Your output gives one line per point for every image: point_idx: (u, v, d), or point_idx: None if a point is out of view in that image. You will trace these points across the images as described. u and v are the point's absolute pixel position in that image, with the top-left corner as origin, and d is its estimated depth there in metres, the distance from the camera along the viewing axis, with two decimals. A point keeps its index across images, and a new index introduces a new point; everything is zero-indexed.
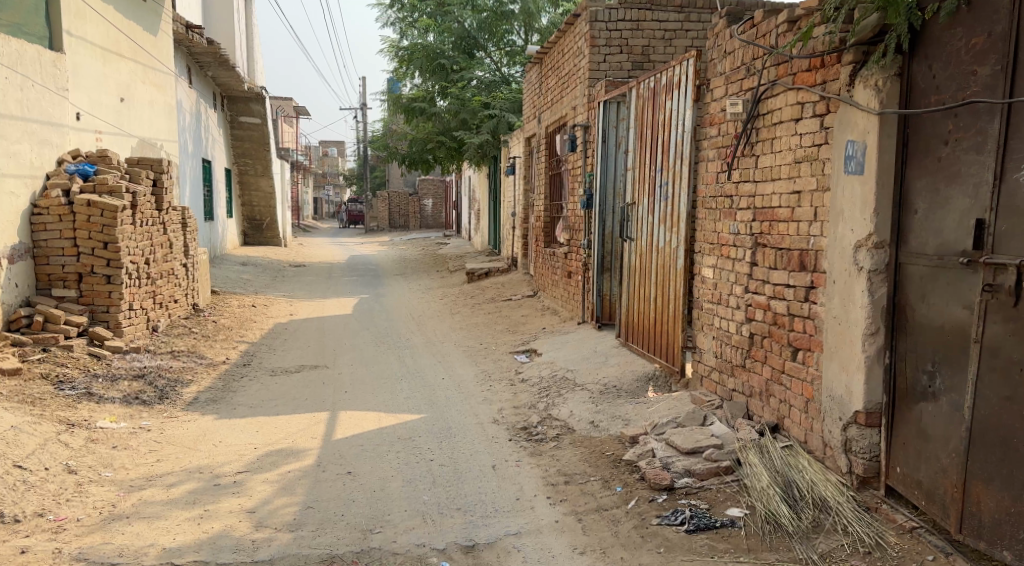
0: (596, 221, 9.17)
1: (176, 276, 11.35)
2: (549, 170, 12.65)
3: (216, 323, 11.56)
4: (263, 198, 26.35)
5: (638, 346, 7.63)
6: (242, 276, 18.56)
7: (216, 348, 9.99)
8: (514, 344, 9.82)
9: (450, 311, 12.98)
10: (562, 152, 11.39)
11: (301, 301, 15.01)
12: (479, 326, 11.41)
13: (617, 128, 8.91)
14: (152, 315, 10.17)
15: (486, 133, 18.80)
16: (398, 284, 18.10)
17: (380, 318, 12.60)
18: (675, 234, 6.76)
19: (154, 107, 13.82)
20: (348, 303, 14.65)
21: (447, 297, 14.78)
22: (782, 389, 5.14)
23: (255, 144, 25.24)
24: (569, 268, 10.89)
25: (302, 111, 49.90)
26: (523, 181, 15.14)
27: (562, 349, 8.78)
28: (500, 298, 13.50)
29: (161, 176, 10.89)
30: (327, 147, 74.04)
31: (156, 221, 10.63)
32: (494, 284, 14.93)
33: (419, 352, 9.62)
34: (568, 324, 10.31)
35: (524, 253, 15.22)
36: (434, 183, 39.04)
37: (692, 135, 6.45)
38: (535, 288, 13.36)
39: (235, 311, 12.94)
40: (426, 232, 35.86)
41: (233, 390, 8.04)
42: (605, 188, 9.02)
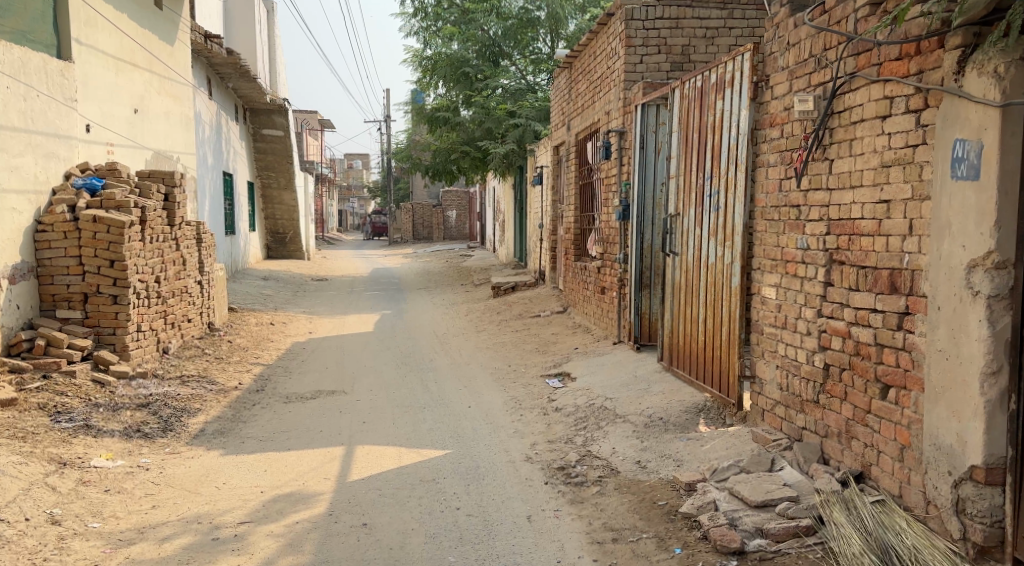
0: (633, 234, 8.46)
1: (189, 294, 10.72)
2: (579, 179, 11.94)
3: (231, 343, 10.94)
4: (286, 211, 25.86)
5: (684, 372, 6.91)
6: (262, 291, 17.96)
7: (230, 371, 9.25)
8: (545, 365, 9.12)
9: (475, 328, 12.30)
10: (593, 160, 10.68)
11: (322, 318, 14.39)
12: (506, 344, 10.71)
13: (656, 133, 8.20)
14: (161, 337, 9.52)
15: (512, 142, 18.20)
16: (421, 298, 17.46)
17: (403, 337, 11.94)
18: (728, 250, 6.06)
19: (171, 119, 13.04)
20: (369, 320, 14.02)
21: (472, 312, 14.11)
22: (868, 431, 4.44)
23: (278, 157, 24.75)
24: (602, 284, 10.17)
25: (327, 124, 49.68)
26: (551, 191, 14.45)
27: (599, 373, 8.08)
28: (528, 315, 12.80)
29: (174, 189, 10.07)
30: (351, 159, 73.81)
31: (168, 236, 9.99)
32: (521, 299, 14.24)
33: (445, 375, 8.92)
34: (601, 344, 9.61)
35: (552, 266, 14.53)
36: (457, 194, 38.49)
37: (749, 137, 5.74)
38: (564, 303, 12.66)
39: (252, 329, 12.33)
40: (449, 244, 35.30)
41: (245, 419, 7.33)
42: (643, 197, 8.31)
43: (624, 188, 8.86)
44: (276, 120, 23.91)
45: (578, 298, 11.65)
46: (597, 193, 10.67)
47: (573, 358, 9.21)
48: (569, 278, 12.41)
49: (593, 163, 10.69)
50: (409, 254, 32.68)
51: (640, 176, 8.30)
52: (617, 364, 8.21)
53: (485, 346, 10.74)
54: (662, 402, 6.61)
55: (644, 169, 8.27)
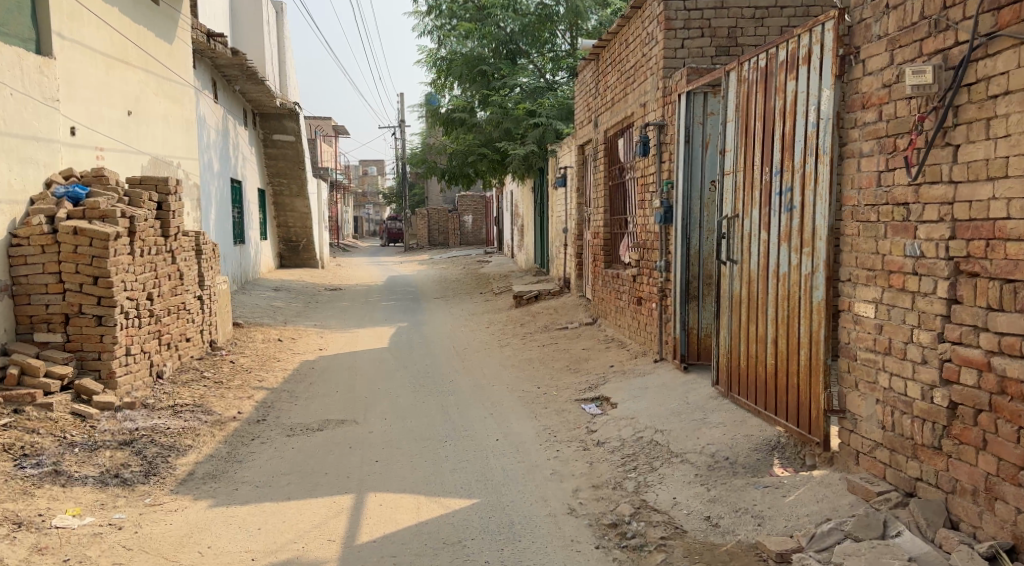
0: (677, 239, 7.47)
1: (187, 311, 9.82)
2: (608, 180, 10.94)
3: (234, 364, 10.04)
4: (299, 219, 25.00)
5: (748, 400, 5.94)
6: (272, 303, 17.08)
7: (229, 397, 8.33)
8: (580, 385, 8.17)
9: (498, 343, 11.35)
10: (624, 158, 9.67)
11: (334, 333, 13.49)
12: (534, 360, 9.77)
13: (704, 125, 7.22)
14: (155, 360, 8.61)
15: (532, 143, 17.14)
16: (439, 309, 16.51)
17: (421, 352, 11.01)
18: (806, 258, 5.12)
19: (171, 122, 12.11)
20: (384, 334, 13.09)
21: (494, 325, 13.14)
22: (1021, 493, 3.70)
23: (290, 163, 23.89)
24: (639, 294, 9.18)
25: (340, 130, 48.92)
26: (576, 193, 13.46)
27: (644, 394, 7.13)
28: (555, 327, 11.82)
29: (168, 198, 9.11)
30: (366, 166, 73.03)
31: (163, 249, 9.07)
32: (546, 309, 13.26)
33: (468, 400, 7.99)
34: (640, 360, 8.64)
35: (578, 273, 13.53)
36: (474, 199, 37.54)
37: (833, 122, 4.78)
38: (594, 314, 11.67)
39: (258, 347, 11.43)
40: (465, 250, 34.35)
41: (243, 458, 6.42)
42: (689, 197, 7.33)
43: (664, 186, 7.87)
44: (287, 124, 23.05)
45: (611, 309, 10.66)
46: (629, 195, 9.66)
47: (611, 377, 8.25)
48: (599, 287, 11.42)
49: (624, 162, 9.66)
50: (425, 261, 31.75)
51: (685, 173, 7.33)
52: (663, 386, 7.26)
53: (512, 363, 9.80)
54: (724, 436, 5.68)
55: (690, 165, 7.29)
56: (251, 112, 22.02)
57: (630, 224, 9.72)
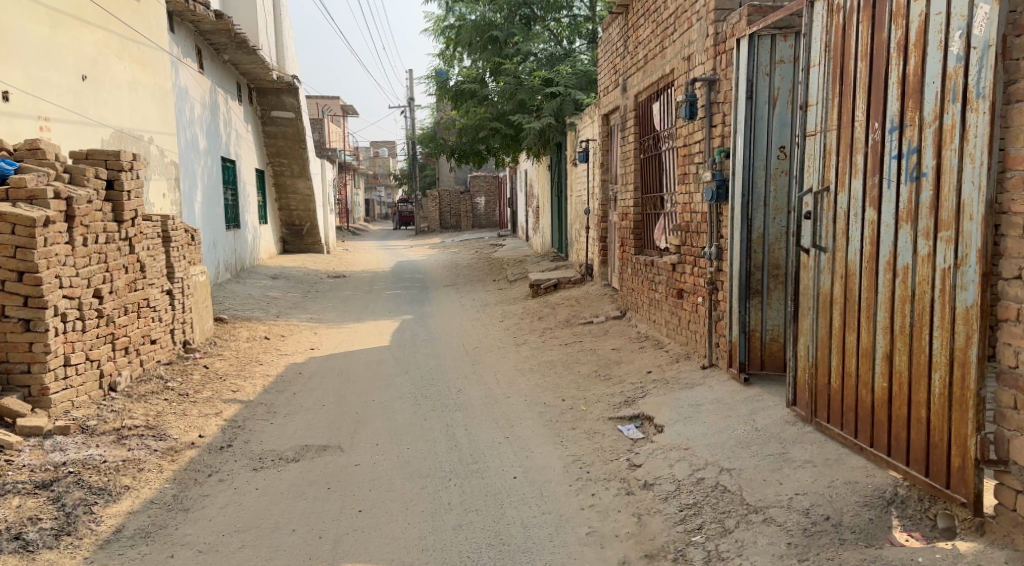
0: (734, 221, 6.00)
1: (151, 308, 8.48)
2: (639, 154, 9.50)
3: (208, 370, 8.69)
4: (302, 201, 23.64)
5: (844, 433, 4.51)
6: (268, 294, 15.72)
7: (193, 415, 6.98)
8: (612, 397, 6.78)
9: (513, 340, 9.97)
10: (660, 125, 8.22)
11: (331, 327, 12.13)
12: (556, 363, 8.38)
13: (771, 76, 5.75)
14: (106, 369, 7.33)
15: (549, 115, 15.61)
16: (448, 299, 15.13)
17: (425, 352, 9.64)
18: (942, 246, 3.73)
19: (139, 92, 10.92)
20: (386, 329, 11.72)
21: (508, 318, 11.75)
22: None
23: (290, 142, 22.48)
24: (680, 286, 7.76)
25: (349, 110, 47.58)
26: (599, 168, 12.02)
27: (697, 413, 5.74)
28: (575, 322, 10.41)
29: (121, 174, 7.75)
30: (377, 149, 71.43)
31: (115, 238, 7.72)
32: (567, 301, 11.83)
33: (477, 418, 6.62)
34: (684, 365, 7.24)
35: (602, 258, 12.09)
36: (486, 180, 36.10)
37: (997, 51, 3.45)
38: (622, 307, 10.24)
39: (241, 347, 10.10)
40: (478, 234, 32.92)
41: (190, 504, 5.10)
42: (750, 168, 5.86)
43: (717, 156, 6.39)
44: (286, 100, 21.63)
45: (643, 303, 9.23)
46: (667, 169, 8.21)
47: (650, 386, 6.84)
48: (627, 275, 10.01)
49: (660, 130, 8.22)
50: (436, 245, 30.33)
51: (745, 137, 5.86)
52: (719, 402, 5.86)
53: (529, 366, 8.41)
54: (815, 483, 4.28)
55: (755, 126, 5.81)
56: (246, 86, 20.60)
57: (667, 204, 8.27)
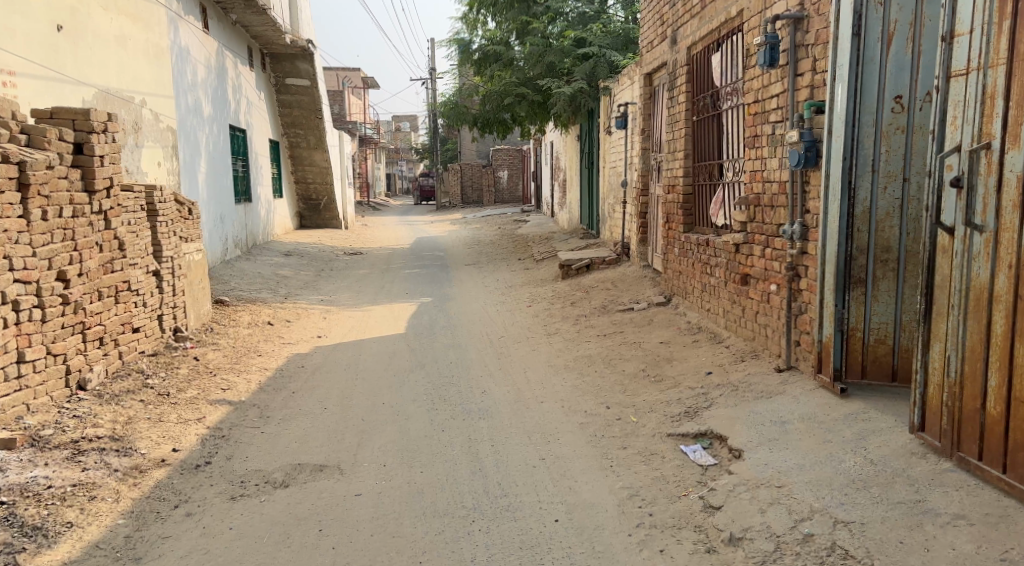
0: (833, 193, 4.87)
1: (133, 291, 7.38)
2: (690, 115, 8.32)
3: (199, 363, 7.60)
4: (318, 173, 22.52)
5: (1009, 478, 3.64)
6: (277, 272, 14.67)
7: (171, 422, 5.88)
8: (669, 405, 5.61)
9: (543, 330, 8.80)
10: (724, 81, 7.08)
11: (342, 310, 11.06)
12: (596, 358, 7.21)
13: (886, 8, 4.61)
14: (74, 364, 6.25)
15: (581, 79, 14.54)
16: (470, 279, 13.98)
17: (445, 343, 8.51)
18: None
19: (129, 49, 9.81)
20: (402, 314, 10.63)
21: (537, 303, 10.58)
22: None
23: (306, 110, 21.33)
24: (746, 271, 6.58)
25: (371, 81, 46.43)
26: (639, 135, 10.83)
27: (784, 434, 4.57)
28: (612, 309, 9.23)
29: (92, 136, 6.61)
30: (399, 122, 70.10)
31: (85, 210, 6.61)
32: (603, 285, 10.65)
33: (506, 430, 5.48)
34: (752, 366, 6.06)
35: (642, 236, 10.92)
36: (510, 152, 34.83)
37: None
38: (667, 292, 9.07)
39: (240, 334, 9.01)
40: (503, 208, 31.75)
41: (143, 552, 4.05)
42: (856, 124, 4.72)
43: (806, 111, 5.26)
44: (300, 66, 20.46)
45: (694, 288, 8.07)
46: (731, 130, 7.07)
47: (714, 392, 5.66)
48: (674, 257, 8.85)
49: (723, 86, 7.07)
50: (458, 221, 29.20)
51: (850, 85, 4.72)
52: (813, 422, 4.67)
53: (564, 362, 7.25)
54: (981, 555, 3.38)
55: (864, 70, 4.66)
56: (258, 50, 19.47)
57: (728, 172, 7.11)
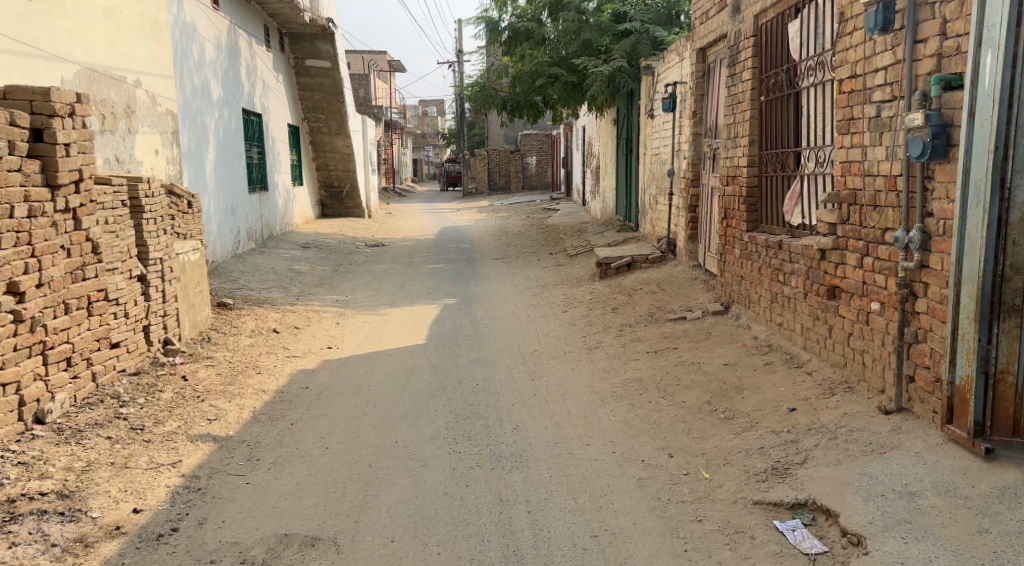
0: (977, 193, 3.99)
1: (111, 301, 6.32)
2: (758, 95, 7.39)
3: (191, 383, 6.48)
4: (341, 160, 21.52)
5: None
6: (293, 267, 13.70)
7: (140, 468, 4.84)
8: (750, 456, 4.51)
9: (582, 343, 7.69)
10: (803, 54, 6.22)
11: (359, 313, 10.07)
12: (649, 383, 6.10)
13: None
14: (28, 394, 5.24)
15: (620, 57, 13.68)
16: (498, 276, 12.93)
17: (471, 359, 7.44)
18: None
19: (120, 23, 8.83)
20: (425, 317, 9.63)
21: (575, 307, 9.48)
22: None
23: (327, 94, 20.30)
24: (833, 283, 5.59)
25: (397, 65, 45.44)
26: (689, 119, 9.80)
27: (919, 516, 3.70)
28: (661, 318, 8.11)
29: (53, 120, 5.65)
30: (427, 107, 69.10)
31: (47, 209, 5.61)
32: (648, 286, 9.54)
33: (546, 486, 4.41)
34: (851, 409, 4.94)
35: (691, 232, 9.84)
36: (538, 138, 33.67)
37: None
38: (725, 299, 7.99)
39: (242, 344, 8.01)
40: (531, 196, 30.67)
41: None
42: (1015, 104, 3.87)
43: (934, 86, 4.22)
44: (321, 47, 19.41)
45: (762, 296, 6.97)
46: (811, 110, 6.15)
47: (807, 440, 4.54)
48: (734, 259, 7.82)
49: (805, 60, 6.18)
50: (485, 208, 28.14)
51: (1007, 51, 3.86)
52: (959, 507, 3.71)
53: (609, 387, 6.15)
54: None
55: None
56: (276, 30, 18.49)
57: (807, 166, 6.28)
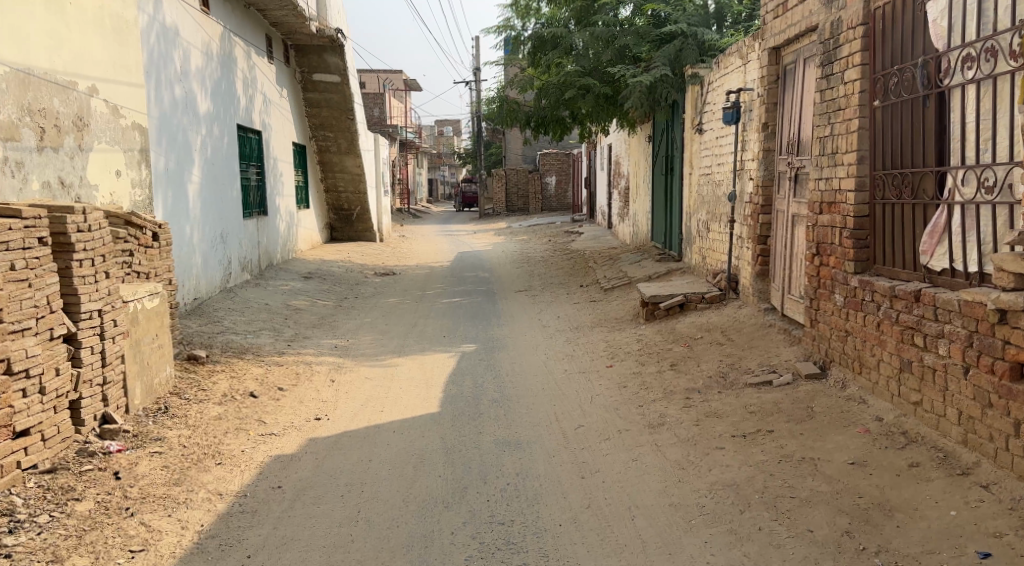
0: None
1: (13, 375, 4.72)
2: (870, 100, 5.87)
3: (126, 482, 4.85)
4: (351, 181, 19.96)
5: None
6: (291, 302, 12.08)
7: None
8: None
9: (639, 416, 5.98)
10: (946, 47, 4.84)
11: (362, 363, 8.43)
12: (750, 493, 4.43)
13: None
14: None
15: (663, 64, 12.20)
16: (524, 314, 11.27)
17: (498, 438, 5.78)
18: None
19: (77, 22, 7.29)
20: (440, 371, 7.99)
21: (623, 360, 7.77)
22: None
23: (336, 110, 18.77)
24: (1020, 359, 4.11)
25: (412, 84, 44.05)
26: (759, 132, 8.22)
27: None
28: (738, 383, 6.40)
29: None
30: (443, 127, 67.78)
31: None
32: (711, 335, 7.85)
33: None
34: None
35: (760, 269, 8.19)
36: (558, 157, 32.07)
37: None
38: (823, 361, 6.35)
39: (212, 411, 6.36)
40: (551, 218, 29.02)
41: None
42: None
43: None
44: (329, 60, 17.86)
45: (892, 365, 5.30)
46: (971, 117, 4.70)
47: None
48: (835, 308, 6.22)
49: (949, 52, 4.81)
50: (503, 231, 26.50)
51: None
52: None
53: (694, 497, 4.48)
54: None
55: None
56: (281, 42, 17.00)
57: (958, 192, 4.79)
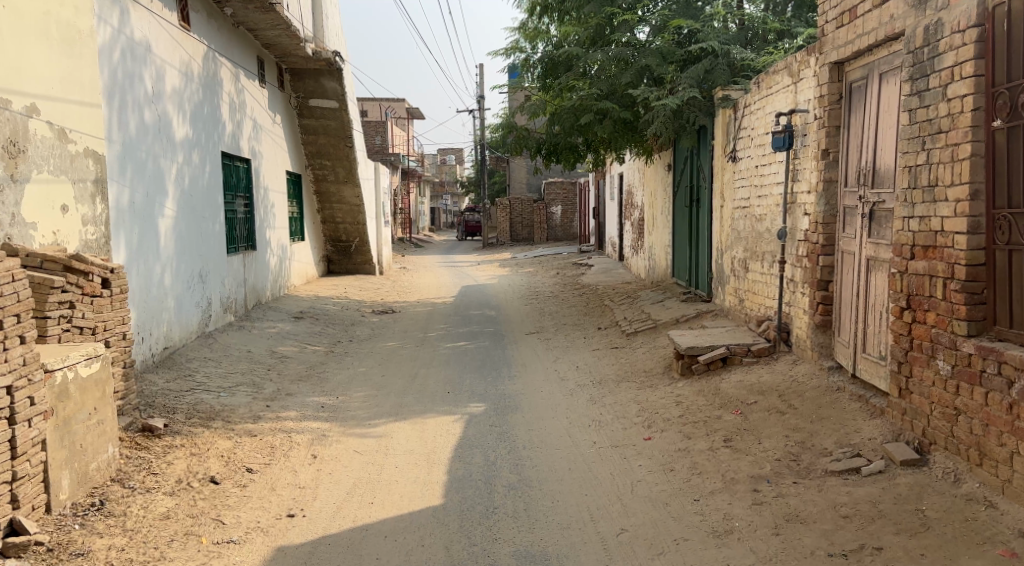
0: None
1: None
2: (987, 119, 4.68)
3: None
4: (349, 212, 18.75)
5: None
6: (276, 347, 10.84)
7: None
8: None
9: (696, 520, 4.72)
10: None
11: (352, 429, 7.16)
12: None
13: None
14: None
15: (691, 85, 11.00)
16: (538, 363, 10.01)
17: (518, 551, 4.55)
18: None
19: (13, 33, 6.12)
20: (444, 440, 6.73)
21: (664, 430, 6.50)
22: None
23: (334, 137, 17.57)
24: None
25: (415, 112, 43.06)
26: (818, 160, 7.00)
27: None
28: (816, 470, 5.14)
29: None
30: (446, 156, 66.81)
31: None
32: (766, 398, 6.58)
33: None
34: None
35: (821, 320, 6.95)
36: (563, 185, 30.90)
37: None
38: (920, 443, 5.07)
39: (162, 503, 5.14)
40: (558, 249, 27.79)
41: None
42: None
43: None
44: (326, 85, 16.74)
45: None
46: None
47: None
48: (937, 378, 4.96)
49: None
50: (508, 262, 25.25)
51: None
52: None
53: None
54: None
55: None
56: (274, 64, 15.88)
57: None
